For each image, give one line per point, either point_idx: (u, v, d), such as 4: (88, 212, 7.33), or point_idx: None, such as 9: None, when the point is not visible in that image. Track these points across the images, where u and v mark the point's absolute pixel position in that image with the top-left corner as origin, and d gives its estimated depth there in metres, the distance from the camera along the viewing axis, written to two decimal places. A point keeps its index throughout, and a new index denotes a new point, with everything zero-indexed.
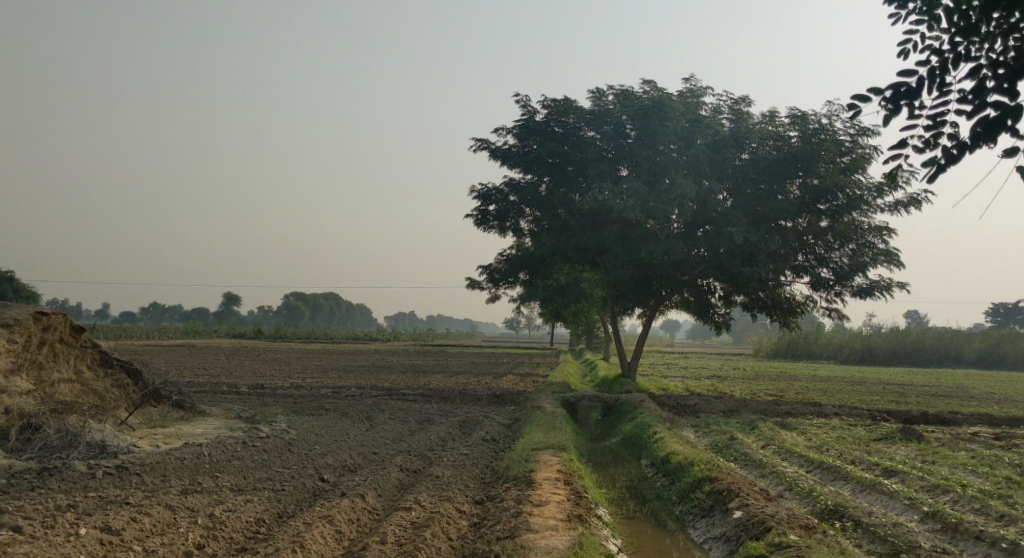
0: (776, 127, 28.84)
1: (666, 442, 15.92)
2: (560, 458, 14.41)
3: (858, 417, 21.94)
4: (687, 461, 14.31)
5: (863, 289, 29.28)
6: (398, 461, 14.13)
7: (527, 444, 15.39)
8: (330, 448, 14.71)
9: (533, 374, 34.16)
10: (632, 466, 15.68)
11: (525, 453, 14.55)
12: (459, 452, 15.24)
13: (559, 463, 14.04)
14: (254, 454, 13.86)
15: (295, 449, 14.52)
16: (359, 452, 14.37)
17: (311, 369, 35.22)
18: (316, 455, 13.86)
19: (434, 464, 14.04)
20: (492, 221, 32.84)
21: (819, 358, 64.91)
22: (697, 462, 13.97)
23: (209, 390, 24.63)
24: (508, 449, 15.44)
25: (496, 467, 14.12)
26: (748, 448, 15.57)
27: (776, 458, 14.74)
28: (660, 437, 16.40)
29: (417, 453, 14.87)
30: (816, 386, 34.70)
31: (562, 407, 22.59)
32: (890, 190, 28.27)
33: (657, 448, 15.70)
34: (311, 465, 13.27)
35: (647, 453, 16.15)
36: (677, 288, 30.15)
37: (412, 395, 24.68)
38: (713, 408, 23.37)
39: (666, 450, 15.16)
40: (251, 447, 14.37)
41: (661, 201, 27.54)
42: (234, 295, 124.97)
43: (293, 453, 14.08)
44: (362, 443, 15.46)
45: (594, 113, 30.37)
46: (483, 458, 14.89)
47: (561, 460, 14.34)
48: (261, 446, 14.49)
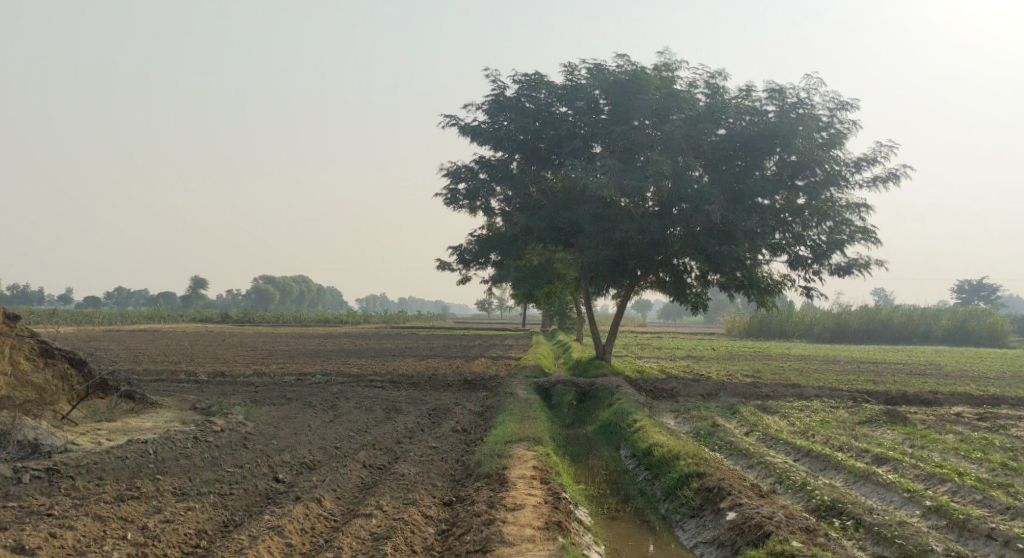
0: (753, 102, 28.09)
1: (647, 431, 15.11)
2: (535, 452, 13.56)
3: (839, 399, 21.32)
4: (670, 452, 13.53)
5: (842, 267, 28.69)
6: (360, 457, 13.22)
7: (500, 436, 14.51)
8: (289, 442, 13.77)
9: (504, 357, 33.29)
10: (611, 458, 14.88)
11: (498, 447, 13.68)
12: (428, 446, 14.32)
13: (534, 458, 13.19)
14: (205, 453, 12.90)
15: (250, 444, 13.56)
16: (319, 447, 13.44)
17: (275, 355, 34.18)
18: (272, 452, 12.91)
19: (401, 460, 13.14)
20: (461, 200, 31.85)
21: (790, 336, 64.73)
22: (682, 455, 13.17)
23: (166, 379, 23.54)
24: (481, 441, 14.57)
25: (468, 462, 13.26)
26: (733, 436, 14.78)
27: (764, 447, 13.99)
28: (640, 425, 15.59)
29: (382, 446, 13.94)
30: (792, 366, 34.14)
31: (537, 392, 21.73)
32: (868, 165, 27.62)
33: (638, 438, 14.89)
34: (266, 464, 12.31)
35: (626, 443, 15.33)
36: (653, 269, 29.36)
37: (378, 381, 23.76)
38: (691, 392, 22.65)
39: (647, 441, 14.35)
40: (203, 444, 13.41)
41: (635, 178, 26.71)
42: (201, 279, 122.92)
43: (247, 449, 13.13)
44: (324, 436, 14.51)
45: (565, 89, 29.38)
46: (453, 451, 14.00)
47: (536, 454, 13.48)
48: (214, 443, 13.54)
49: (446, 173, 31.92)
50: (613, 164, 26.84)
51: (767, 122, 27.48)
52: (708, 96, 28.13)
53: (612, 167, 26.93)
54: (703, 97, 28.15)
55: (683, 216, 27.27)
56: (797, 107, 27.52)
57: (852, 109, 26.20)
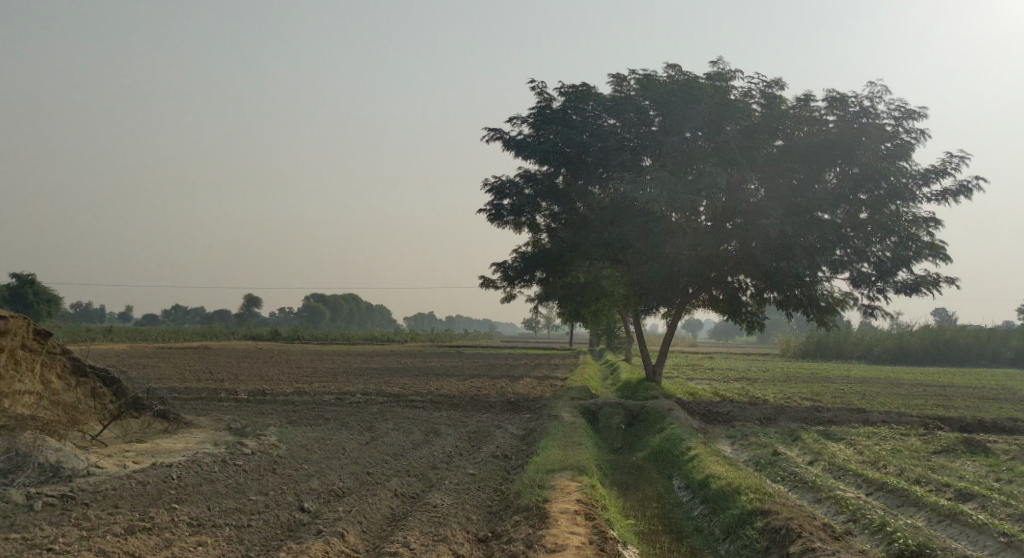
0: (811, 112, 26.90)
1: (702, 460, 14.05)
2: (580, 483, 12.59)
3: (909, 425, 20.00)
4: (729, 486, 12.48)
5: (909, 286, 27.30)
6: (393, 485, 12.39)
7: (543, 464, 13.57)
8: (319, 467, 13.00)
9: (550, 377, 32.31)
10: (663, 489, 13.85)
11: (539, 477, 12.75)
12: (466, 473, 13.45)
13: (579, 490, 12.23)
14: (230, 478, 12.18)
15: (278, 469, 12.81)
16: (350, 473, 12.65)
17: (319, 373, 33.61)
18: (300, 478, 12.12)
19: (434, 489, 12.28)
20: (506, 215, 31.06)
21: (849, 358, 62.66)
22: (743, 490, 12.10)
23: (205, 396, 22.97)
24: (522, 470, 13.64)
25: (507, 493, 12.34)
26: (796, 466, 13.68)
27: (833, 479, 12.87)
28: (694, 454, 14.53)
29: (416, 473, 13.11)
30: (853, 389, 32.63)
31: (583, 415, 20.74)
32: (937, 178, 26.28)
33: (694, 468, 13.84)
34: (292, 492, 11.54)
35: (680, 473, 14.26)
36: (705, 286, 28.24)
37: (420, 401, 22.94)
38: (748, 415, 21.49)
39: (704, 472, 13.29)
40: (231, 468, 12.71)
41: (688, 191, 25.68)
42: (254, 297, 123.87)
43: (275, 474, 12.41)
44: (356, 461, 13.72)
45: (613, 100, 28.52)
46: (491, 480, 13.08)
47: (581, 485, 12.51)
48: (242, 467, 12.83)
49: (490, 188, 31.21)
50: (664, 177, 25.86)
51: (823, 134, 26.71)
52: (763, 107, 27.01)
53: (663, 180, 25.96)
54: (758, 107, 27.02)
55: (737, 231, 26.13)
56: (859, 117, 26.48)
57: (920, 118, 24.86)
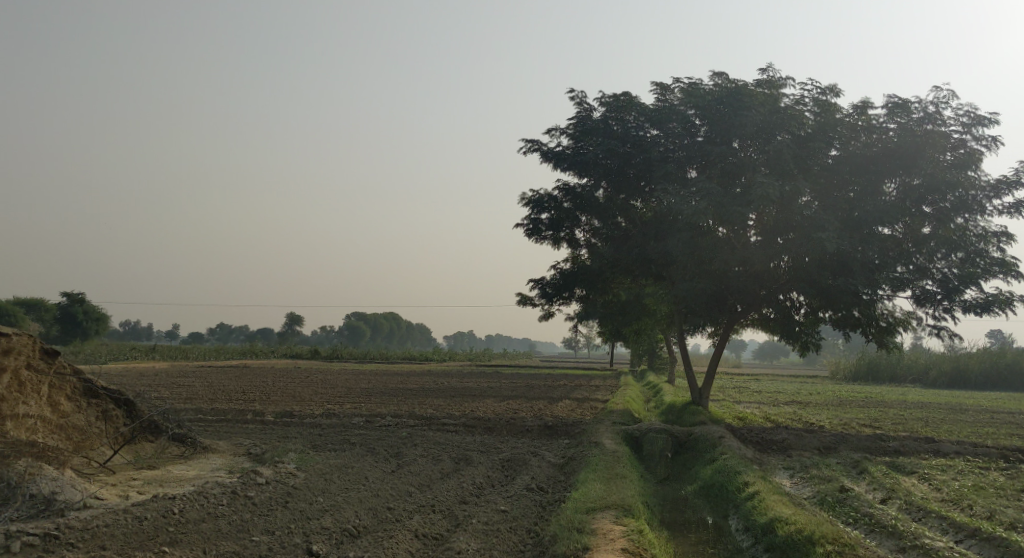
0: (868, 119, 25.33)
1: (765, 498, 12.68)
2: (625, 528, 11.28)
3: (987, 459, 18.63)
4: (796, 534, 11.18)
5: (978, 304, 25.66)
6: (415, 521, 11.59)
7: (583, 501, 12.31)
8: (338, 498, 12.16)
9: (591, 399, 30.92)
10: (720, 532, 12.51)
11: (579, 519, 11.49)
12: (496, 511, 12.25)
13: (624, 536, 11.00)
14: (237, 514, 11.42)
15: (292, 502, 11.88)
16: (368, 507, 11.86)
17: (353, 394, 32.52)
18: (314, 514, 11.49)
19: (458, 531, 11.27)
20: (545, 230, 29.84)
21: (902, 380, 60.47)
22: (816, 542, 10.73)
23: (229, 418, 21.87)
24: (560, 507, 12.39)
25: (541, 538, 11.21)
26: (871, 506, 12.34)
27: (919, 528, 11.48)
28: (752, 490, 13.15)
29: (443, 507, 12.13)
30: (913, 415, 30.85)
31: (626, 441, 19.32)
32: (1008, 190, 24.70)
33: (754, 508, 12.50)
34: (301, 535, 10.89)
35: (737, 512, 12.88)
36: (755, 304, 26.74)
37: (453, 425, 21.71)
38: (807, 443, 20.06)
39: (767, 515, 11.94)
40: (242, 498, 11.91)
41: (738, 204, 24.25)
42: (297, 316, 123.72)
43: (288, 507, 11.70)
44: (379, 492, 12.61)
45: (657, 110, 27.18)
46: (525, 518, 11.98)
47: (627, 530, 11.19)
48: (254, 496, 12.01)
49: (527, 202, 30.16)
50: (711, 188, 24.48)
51: (884, 143, 24.87)
52: (817, 115, 25.43)
53: (711, 191, 24.63)
54: (811, 115, 25.42)
55: (790, 247, 24.67)
56: (924, 123, 24.92)
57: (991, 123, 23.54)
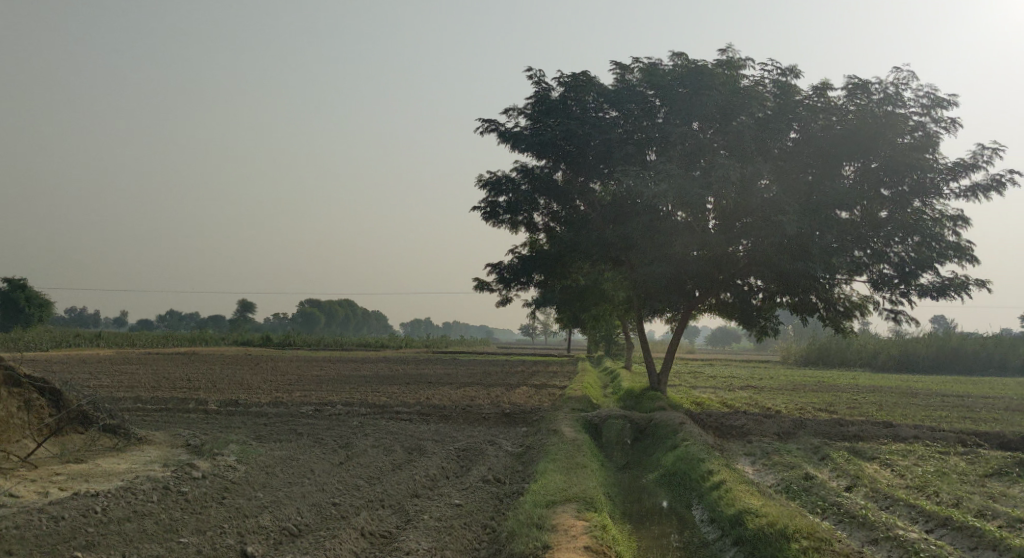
0: (828, 101, 25.02)
1: (732, 489, 12.25)
2: (588, 524, 10.77)
3: (946, 443, 18.52)
4: (766, 527, 10.85)
5: (935, 288, 25.59)
6: (361, 517, 11.06)
7: (542, 494, 11.77)
8: (280, 493, 11.58)
9: (548, 386, 30.34)
10: (684, 524, 12.12)
11: (540, 514, 11.00)
12: (450, 506, 11.64)
13: (586, 534, 10.50)
14: (167, 513, 10.80)
15: (228, 498, 11.27)
16: (312, 503, 11.28)
17: (302, 382, 31.65)
18: (252, 511, 10.96)
19: (408, 529, 10.73)
20: (502, 213, 29.19)
21: (852, 365, 61.02)
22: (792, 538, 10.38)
23: (170, 408, 20.88)
24: (517, 501, 11.80)
25: (499, 536, 10.69)
26: (839, 496, 12.03)
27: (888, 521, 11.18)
28: (717, 479, 12.69)
29: (392, 502, 11.57)
30: (867, 399, 30.86)
31: (585, 428, 18.81)
32: (966, 173, 24.60)
33: (720, 500, 12.06)
34: (235, 536, 10.32)
35: (702, 503, 12.45)
36: (713, 289, 26.41)
37: (406, 413, 21.00)
38: (766, 429, 19.73)
39: (736, 507, 11.57)
40: (174, 495, 11.26)
41: (697, 186, 23.83)
42: (249, 303, 121.77)
43: (223, 504, 11.13)
44: (324, 485, 12.01)
45: (616, 90, 26.65)
46: (481, 512, 11.46)
47: (591, 527, 10.72)
48: (188, 493, 11.34)
49: (485, 184, 29.50)
50: (671, 170, 24.04)
51: (844, 125, 24.56)
52: (777, 96, 25.06)
53: (670, 173, 24.17)
54: (771, 96, 25.07)
55: (749, 229, 24.34)
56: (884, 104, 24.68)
57: (950, 105, 23.38)
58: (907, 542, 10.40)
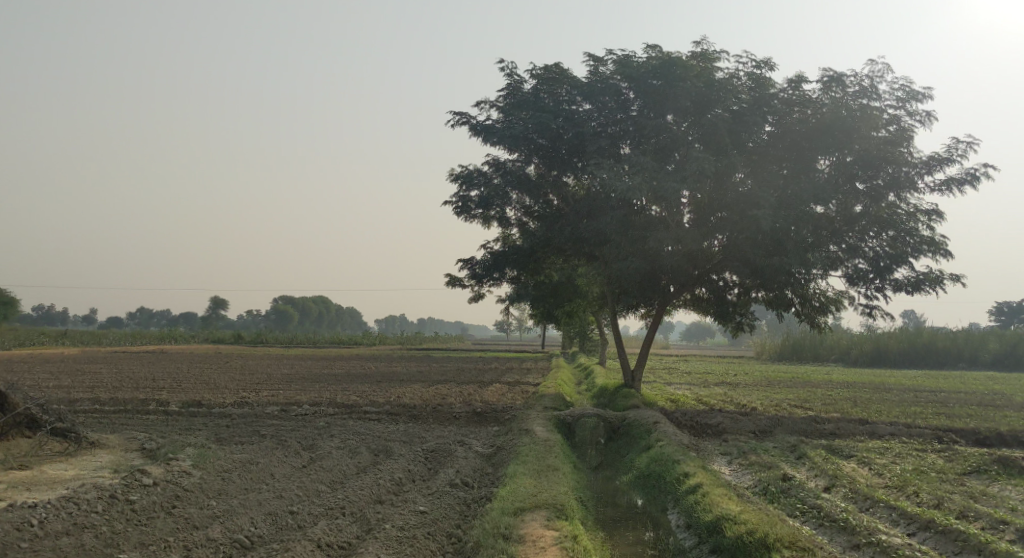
0: (803, 94, 24.68)
1: (709, 491, 11.93)
2: (557, 535, 10.60)
3: (923, 440, 18.27)
4: (747, 535, 10.49)
5: (910, 283, 25.37)
6: (320, 526, 10.78)
7: (510, 501, 11.50)
8: (235, 501, 11.26)
9: (521, 383, 29.88)
10: (660, 531, 11.81)
11: (505, 524, 10.80)
12: (414, 513, 11.31)
13: (557, 546, 10.26)
14: (110, 524, 10.53)
15: (177, 508, 11.02)
16: (267, 513, 11.02)
17: (271, 381, 30.96)
18: (201, 521, 10.68)
19: (367, 540, 10.45)
20: (474, 208, 28.70)
21: (825, 360, 61.04)
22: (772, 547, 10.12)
23: (129, 410, 20.21)
24: (483, 508, 11.52)
25: (463, 547, 10.48)
26: (818, 498, 11.72)
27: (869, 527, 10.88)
28: (694, 482, 12.31)
29: (352, 510, 11.28)
30: (843, 394, 30.61)
31: (558, 428, 18.34)
32: (940, 167, 24.38)
33: (696, 505, 11.69)
34: (182, 550, 10.03)
35: (677, 507, 12.12)
36: (688, 285, 26.07)
37: (375, 413, 20.47)
38: (741, 427, 19.37)
39: (714, 512, 11.24)
40: (120, 505, 10.95)
41: (671, 180, 23.46)
42: (221, 301, 120.38)
43: (171, 514, 10.86)
44: (282, 492, 11.70)
45: (589, 83, 26.20)
46: (445, 520, 11.19)
47: (559, 538, 10.51)
48: (134, 501, 11.06)
49: (457, 178, 28.96)
50: (645, 163, 23.66)
51: (819, 118, 24.22)
52: (751, 89, 24.67)
53: (645, 167, 23.78)
54: (746, 89, 24.66)
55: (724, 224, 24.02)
56: (859, 97, 24.39)
57: (925, 97, 23.14)
58: (890, 548, 10.12)
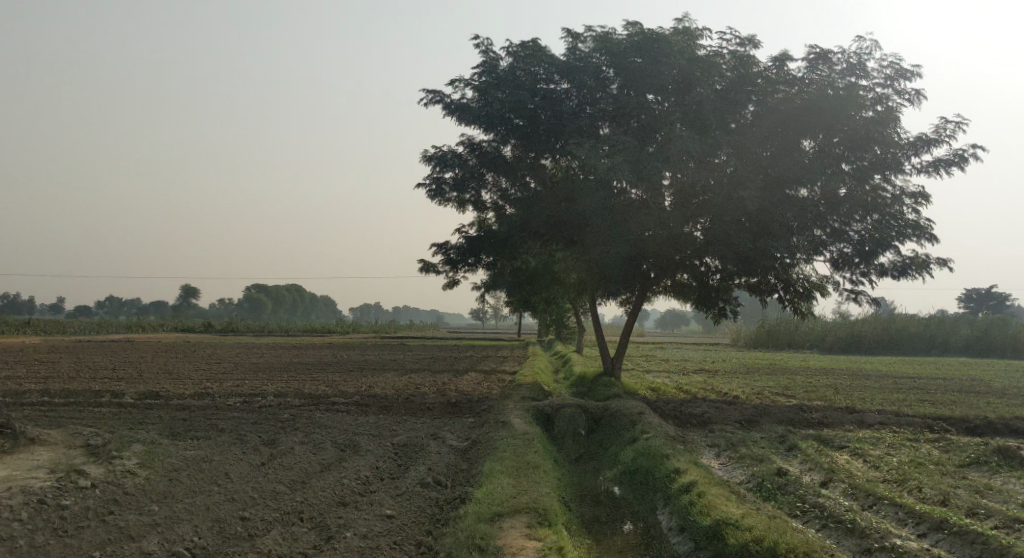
0: (789, 72, 23.85)
1: (705, 491, 11.30)
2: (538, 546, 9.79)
3: (914, 429, 17.56)
4: (752, 544, 9.87)
5: (896, 268, 24.68)
6: (272, 536, 10.14)
7: (487, 504, 10.78)
8: (178, 508, 10.61)
9: (498, 372, 28.95)
10: (652, 537, 11.12)
11: (482, 534, 10.02)
12: (381, 520, 10.66)
13: None
14: (31, 537, 9.84)
15: (111, 515, 10.34)
16: (213, 521, 10.39)
17: (237, 370, 29.83)
18: (136, 532, 10.06)
19: (325, 552, 9.83)
20: (448, 191, 27.69)
21: (800, 347, 60.66)
22: None
23: (82, 402, 19.07)
24: (455, 512, 10.87)
25: (432, 556, 9.85)
26: (819, 497, 11.04)
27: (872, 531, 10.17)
28: (688, 480, 11.64)
29: (309, 516, 10.62)
30: (823, 382, 29.95)
31: (537, 419, 17.44)
32: (928, 148, 23.68)
33: (691, 506, 11.04)
34: None
35: (668, 507, 11.47)
36: (669, 270, 25.26)
37: (343, 405, 19.47)
38: (726, 417, 18.58)
39: (713, 517, 10.58)
40: (45, 512, 10.28)
41: (653, 161, 22.61)
42: (192, 288, 118.54)
43: (103, 523, 10.19)
44: (234, 496, 11.04)
45: (567, 61, 25.25)
46: (413, 526, 10.52)
47: (541, 548, 9.73)
48: (63, 508, 10.39)
49: (430, 160, 27.96)
50: (626, 143, 22.80)
51: (804, 96, 23.43)
52: (734, 68, 23.75)
53: (625, 146, 22.94)
54: (728, 67, 23.72)
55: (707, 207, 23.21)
56: (846, 76, 23.65)
57: (913, 76, 22.45)
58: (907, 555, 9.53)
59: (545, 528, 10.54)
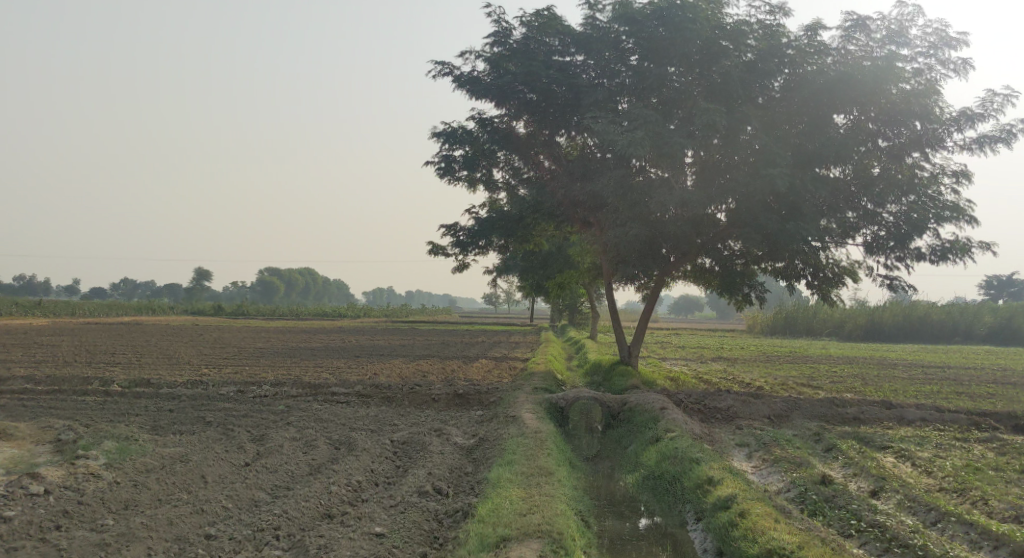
0: (823, 41, 22.35)
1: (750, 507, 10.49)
2: None
3: (959, 427, 16.26)
4: None
5: (937, 252, 23.22)
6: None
7: (492, 525, 9.78)
8: (136, 522, 9.82)
9: (509, 359, 27.65)
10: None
11: None
12: (368, 539, 9.71)
13: None
14: None
15: (56, 532, 9.60)
16: (171, 537, 9.62)
17: (238, 355, 28.63)
18: (84, 549, 9.32)
19: None
20: (457, 169, 26.36)
21: (819, 334, 59.20)
22: None
23: (65, 390, 17.88)
24: (453, 532, 9.90)
25: None
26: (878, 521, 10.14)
27: None
28: (725, 495, 10.76)
29: (285, 534, 9.76)
30: (849, 371, 28.56)
31: (549, 413, 16.16)
32: (971, 123, 22.13)
33: (733, 529, 10.21)
34: None
35: (706, 525, 10.66)
36: (691, 254, 23.93)
37: (343, 395, 18.23)
38: (754, 411, 17.30)
39: (765, 542, 9.73)
40: None
41: (675, 137, 21.26)
42: (204, 270, 117.92)
43: (47, 540, 9.44)
44: (200, 506, 10.24)
45: (585, 31, 23.84)
46: (404, 549, 9.56)
47: None
48: (9, 521, 9.66)
49: (439, 136, 26.61)
50: (646, 118, 21.44)
51: (838, 68, 21.98)
52: (763, 37, 22.31)
53: (646, 120, 21.58)
54: (757, 37, 22.27)
55: (734, 187, 21.89)
56: (885, 45, 22.16)
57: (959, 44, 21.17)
58: None
59: (562, 552, 9.43)
